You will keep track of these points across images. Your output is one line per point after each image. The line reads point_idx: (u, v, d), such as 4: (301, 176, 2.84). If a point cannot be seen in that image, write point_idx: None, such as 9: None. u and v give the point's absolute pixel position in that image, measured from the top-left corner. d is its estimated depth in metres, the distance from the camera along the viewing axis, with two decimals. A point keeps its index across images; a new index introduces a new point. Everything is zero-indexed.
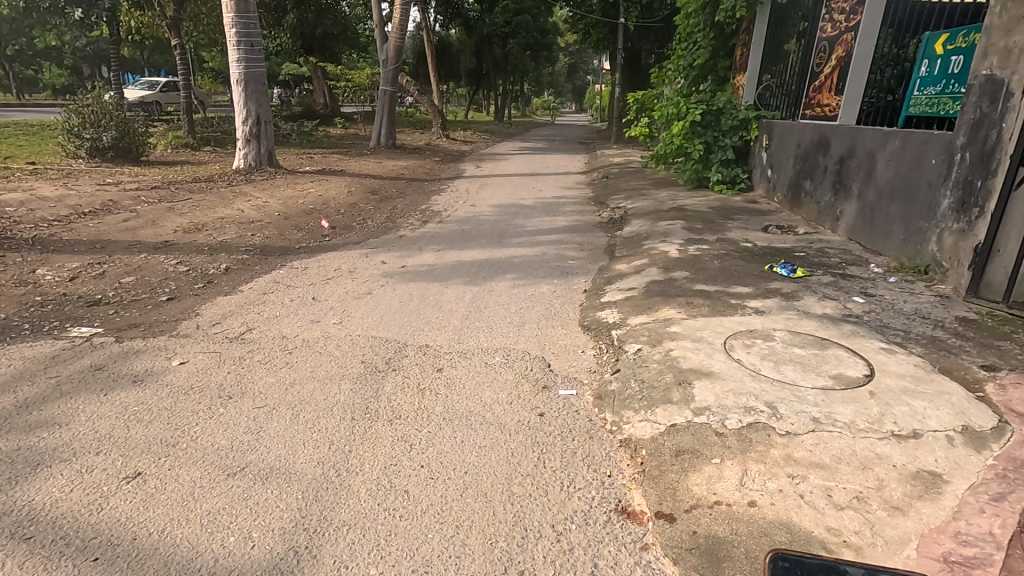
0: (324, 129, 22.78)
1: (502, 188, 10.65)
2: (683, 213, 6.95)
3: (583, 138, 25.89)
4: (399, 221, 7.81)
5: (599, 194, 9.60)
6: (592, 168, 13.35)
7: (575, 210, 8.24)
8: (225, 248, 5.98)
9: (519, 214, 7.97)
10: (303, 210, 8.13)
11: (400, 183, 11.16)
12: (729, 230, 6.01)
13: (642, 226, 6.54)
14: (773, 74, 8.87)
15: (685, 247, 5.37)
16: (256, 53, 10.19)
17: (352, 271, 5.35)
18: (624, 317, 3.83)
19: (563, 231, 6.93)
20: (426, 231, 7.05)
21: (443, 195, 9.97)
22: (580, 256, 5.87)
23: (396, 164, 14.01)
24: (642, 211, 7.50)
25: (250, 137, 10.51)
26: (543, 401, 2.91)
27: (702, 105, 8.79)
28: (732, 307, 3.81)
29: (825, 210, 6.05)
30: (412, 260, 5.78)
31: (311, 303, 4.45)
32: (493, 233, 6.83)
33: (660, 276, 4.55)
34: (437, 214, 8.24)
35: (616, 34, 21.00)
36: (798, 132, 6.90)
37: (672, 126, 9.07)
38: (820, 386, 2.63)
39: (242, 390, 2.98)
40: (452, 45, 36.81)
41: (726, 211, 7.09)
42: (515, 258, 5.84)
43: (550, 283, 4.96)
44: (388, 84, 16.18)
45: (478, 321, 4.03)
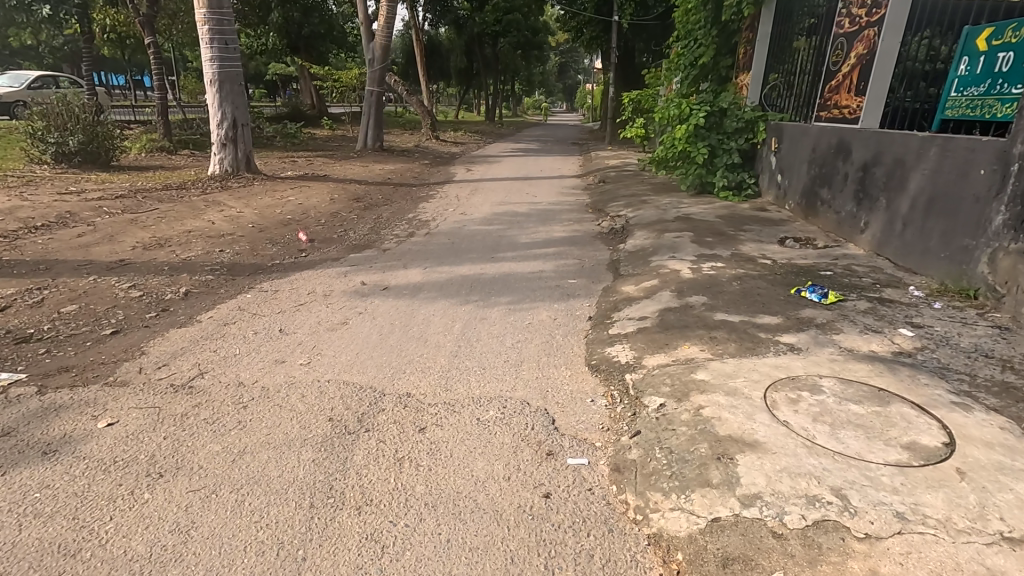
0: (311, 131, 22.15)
1: (494, 193, 10.10)
2: (690, 223, 6.44)
3: (576, 139, 25.44)
4: (384, 232, 7.26)
5: (596, 200, 9.08)
6: (588, 172, 12.84)
7: (573, 219, 7.71)
8: (188, 267, 5.39)
9: (513, 223, 7.44)
10: (280, 220, 7.55)
11: (387, 189, 10.59)
12: (743, 244, 5.50)
13: (647, 238, 6.02)
14: (781, 74, 8.41)
15: (697, 265, 4.86)
16: (231, 52, 9.57)
17: (328, 293, 4.80)
18: (638, 356, 3.30)
19: (560, 243, 6.41)
20: (412, 244, 6.50)
21: (431, 202, 9.42)
22: (581, 273, 5.34)
23: (383, 167, 13.43)
24: (645, 220, 6.98)
25: (225, 141, 9.90)
26: (548, 476, 2.38)
27: (705, 106, 8.29)
28: (762, 343, 3.30)
29: (846, 221, 5.57)
30: (396, 279, 5.23)
31: (278, 336, 3.89)
32: (485, 246, 6.30)
33: (674, 301, 4.03)
34: (424, 223, 7.69)
35: (610, 32, 20.54)
36: (813, 136, 6.41)
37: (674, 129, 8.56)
38: (894, 463, 2.11)
39: (176, 466, 2.42)
40: (441, 44, 36.23)
41: (735, 221, 6.59)
42: (509, 275, 5.30)
43: (549, 308, 4.43)
44: (375, 84, 15.58)
45: (469, 359, 3.49)
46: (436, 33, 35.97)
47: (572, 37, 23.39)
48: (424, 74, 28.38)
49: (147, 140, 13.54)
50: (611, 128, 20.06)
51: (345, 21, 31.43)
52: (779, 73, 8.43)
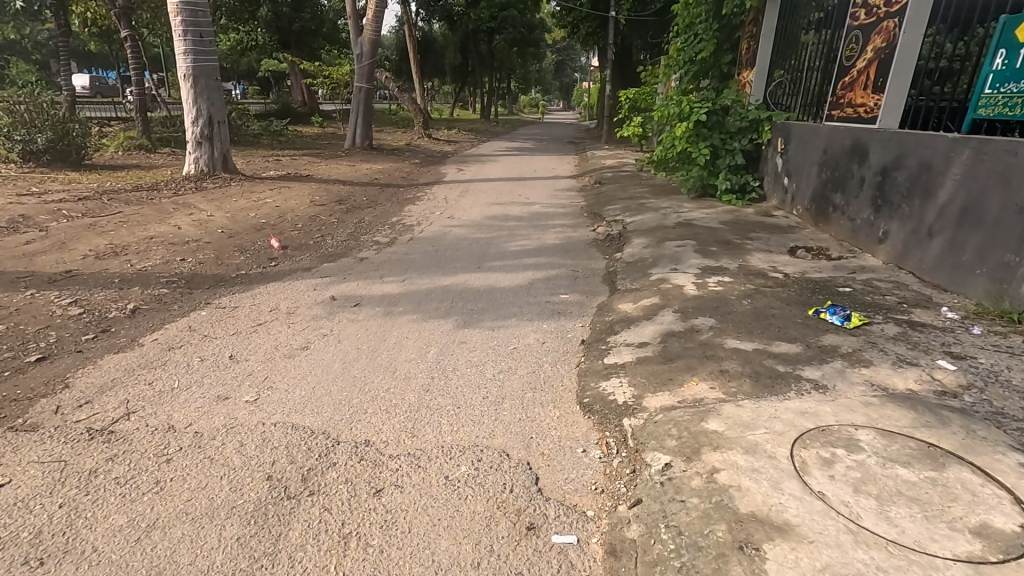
0: (300, 129, 21.60)
1: (484, 195, 9.62)
2: (692, 230, 5.98)
3: (572, 138, 25.03)
4: (365, 238, 6.79)
5: (592, 203, 8.62)
6: (584, 172, 12.38)
7: (567, 224, 7.25)
8: (142, 278, 4.90)
9: (502, 228, 6.97)
10: (253, 224, 7.07)
11: (372, 191, 10.09)
12: (751, 255, 5.05)
13: (646, 247, 5.56)
14: (786, 71, 7.97)
15: (701, 279, 4.40)
16: (207, 45, 9.07)
17: (292, 311, 4.32)
18: (637, 394, 2.84)
19: (552, 252, 5.94)
20: (393, 252, 6.02)
21: (418, 205, 8.94)
22: (574, 286, 4.87)
23: (371, 167, 12.93)
24: (643, 226, 6.52)
25: (201, 139, 9.39)
26: (528, 561, 1.91)
27: (707, 104, 7.83)
28: (781, 378, 2.84)
29: (861, 228, 5.13)
30: (371, 292, 4.76)
31: (227, 364, 3.42)
32: (471, 255, 5.83)
33: (677, 324, 3.58)
34: (408, 228, 7.22)
35: (607, 28, 20.11)
36: (824, 136, 5.97)
37: (674, 128, 8.10)
38: (965, 559, 1.66)
39: (65, 548, 1.95)
40: (436, 40, 35.72)
41: (741, 228, 6.13)
42: (495, 288, 4.84)
43: (538, 328, 3.97)
44: (364, 81, 15.07)
45: (442, 396, 3.03)
46: (430, 29, 35.43)
47: (568, 33, 22.95)
48: (417, 70, 27.88)
49: (124, 138, 13.00)
50: (607, 127, 19.62)
51: (337, 17, 30.86)
52: (784, 70, 7.99)
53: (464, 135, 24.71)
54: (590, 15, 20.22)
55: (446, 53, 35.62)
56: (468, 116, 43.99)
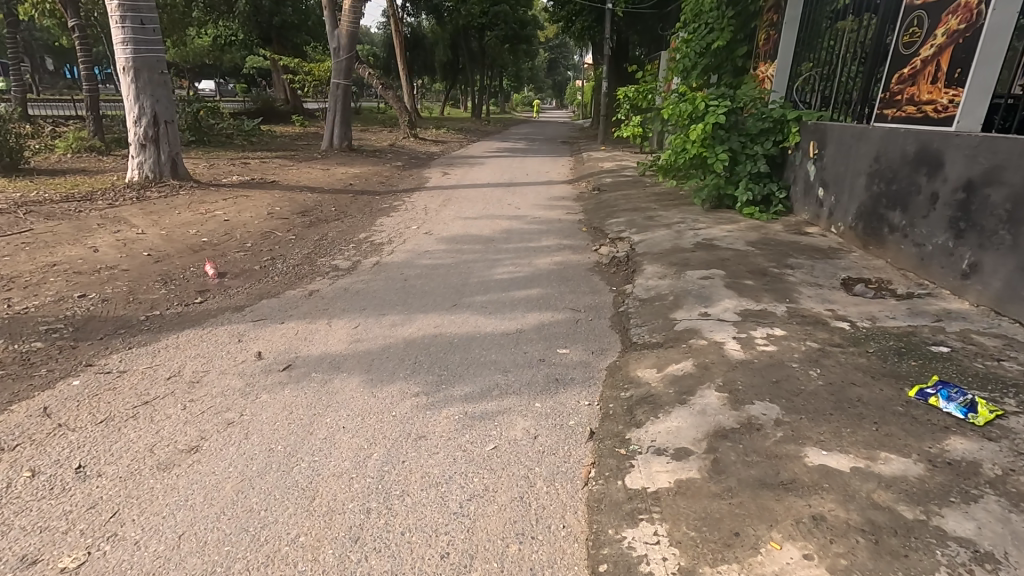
0: (279, 129, 20.40)
1: (469, 205, 8.50)
2: (717, 255, 4.90)
3: (567, 138, 23.98)
4: (322, 261, 5.68)
5: (591, 215, 7.53)
6: (580, 177, 11.31)
7: (562, 244, 6.17)
8: (13, 327, 3.77)
9: (485, 249, 5.87)
10: (191, 245, 5.94)
11: (343, 199, 8.97)
12: (798, 292, 3.99)
13: (663, 279, 4.48)
14: (815, 64, 6.92)
15: (744, 331, 3.33)
16: (150, 34, 7.93)
17: (198, 378, 3.21)
18: (685, 567, 1.77)
19: (546, 282, 4.85)
20: (351, 282, 4.93)
21: (392, 217, 7.84)
22: (575, 332, 3.79)
23: (347, 171, 11.79)
24: (655, 248, 5.45)
25: (144, 141, 8.22)
26: None
27: (724, 102, 6.77)
28: (915, 537, 1.77)
29: (934, 257, 4.10)
30: (312, 344, 3.67)
31: (66, 483, 2.31)
32: (445, 285, 4.75)
33: (726, 415, 2.50)
34: (376, 248, 6.12)
35: (603, 22, 18.98)
36: (876, 140, 4.92)
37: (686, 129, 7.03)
38: None
39: None
40: (425, 37, 34.53)
41: (774, 251, 5.07)
42: (474, 334, 3.74)
43: (527, 407, 2.87)
44: (341, 77, 13.89)
45: (376, 556, 1.94)
46: (419, 25, 34.23)
47: (562, 29, 21.90)
48: (404, 67, 26.71)
49: (74, 139, 11.80)
50: (604, 127, 18.52)
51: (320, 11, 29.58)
52: (813, 62, 6.93)
53: (453, 135, 23.56)
54: (585, 8, 19.14)
55: (436, 50, 34.46)
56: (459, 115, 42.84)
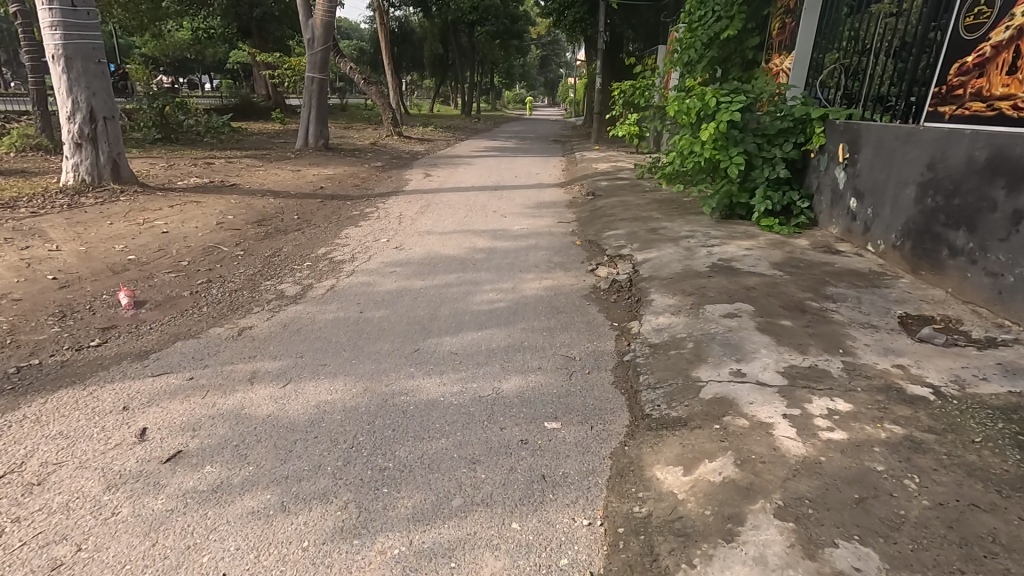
0: (256, 126, 19.39)
1: (449, 214, 7.59)
2: (740, 283, 4.05)
3: (559, 136, 23.12)
4: (266, 285, 4.77)
5: (586, 226, 6.66)
6: (573, 179, 10.46)
7: (553, 262, 5.29)
8: None
9: (461, 270, 4.98)
10: (113, 264, 5.01)
11: (309, 206, 8.05)
12: (852, 339, 3.13)
13: (677, 316, 3.61)
14: (841, 55, 6.07)
15: (797, 405, 2.46)
16: (84, 17, 6.97)
17: (40, 476, 2.30)
18: None
19: (533, 316, 3.98)
20: (294, 315, 4.02)
21: (362, 226, 6.94)
22: (568, 393, 2.92)
23: (318, 172, 10.84)
24: (663, 271, 4.58)
25: (79, 140, 7.23)
26: None
27: (738, 98, 5.92)
28: None
29: (1018, 291, 3.29)
30: (219, 412, 2.76)
31: None
32: (407, 320, 3.86)
33: (800, 572, 1.63)
34: (334, 268, 5.21)
35: (597, 14, 18.14)
36: (931, 144, 4.09)
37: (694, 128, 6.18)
38: None
39: None
40: (413, 31, 33.54)
41: (806, 276, 4.22)
42: (436, 399, 2.85)
43: (499, 532, 2.00)
44: (316, 70, 12.92)
45: None
46: (407, 19, 33.24)
47: (554, 22, 21.06)
48: (390, 62, 25.74)
49: (18, 136, 10.76)
50: (598, 124, 17.63)
51: None
52: (838, 53, 6.09)
53: (441, 133, 22.61)
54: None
55: (425, 45, 33.49)
56: (449, 112, 41.86)
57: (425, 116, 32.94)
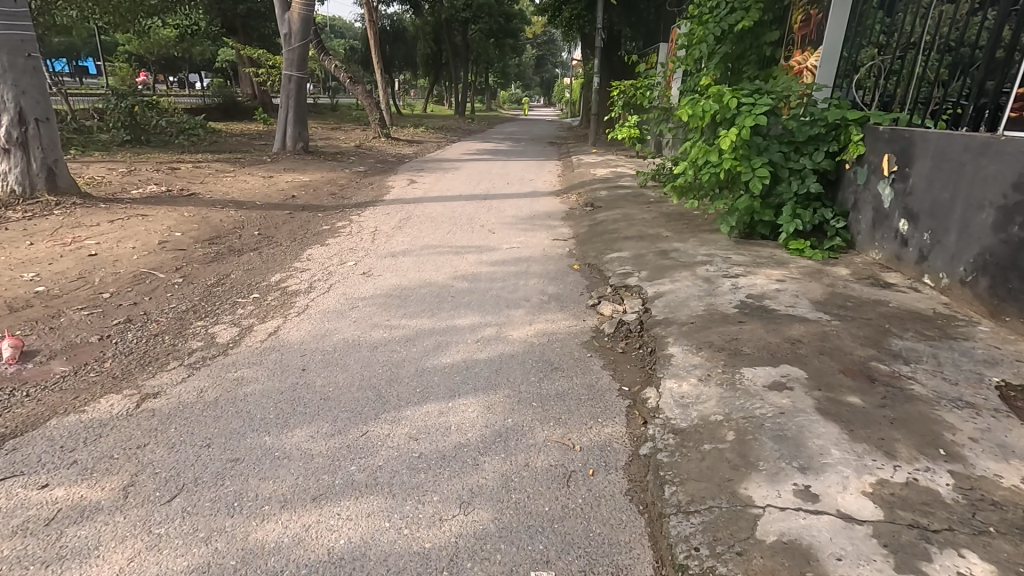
0: (236, 127, 18.47)
1: (430, 229, 6.74)
2: (780, 334, 3.22)
3: (555, 137, 22.28)
4: (197, 327, 3.92)
5: (585, 247, 5.83)
6: (570, 188, 9.63)
7: (547, 295, 4.46)
8: None
9: (435, 308, 4.14)
10: (12, 298, 4.14)
11: (274, 219, 7.17)
12: (950, 431, 2.30)
13: (706, 385, 2.78)
14: (880, 50, 5.26)
15: (909, 567, 1.63)
16: (10, 5, 6.10)
17: None
18: None
19: (519, 380, 3.14)
20: (215, 376, 3.17)
21: (328, 244, 6.08)
22: (566, 515, 2.09)
23: (293, 179, 9.97)
24: (680, 311, 3.76)
25: (7, 145, 6.33)
26: None
27: (761, 100, 5.11)
28: None
29: None
30: (58, 556, 1.90)
31: None
32: (358, 387, 3.02)
33: None
34: (285, 302, 4.36)
35: (594, 11, 17.32)
36: (1020, 158, 3.28)
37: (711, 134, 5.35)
38: None
39: None
40: (405, 29, 32.61)
41: (860, 323, 3.40)
42: (376, 529, 2.01)
43: None
44: (294, 68, 12.03)
45: None
46: (398, 17, 32.34)
47: (549, 19, 20.22)
48: (380, 60, 24.83)
49: None
50: (597, 126, 16.77)
51: None
52: (875, 48, 5.28)
53: (433, 134, 21.73)
54: None
55: (418, 43, 32.60)
56: (442, 112, 40.93)
57: (417, 116, 32.05)
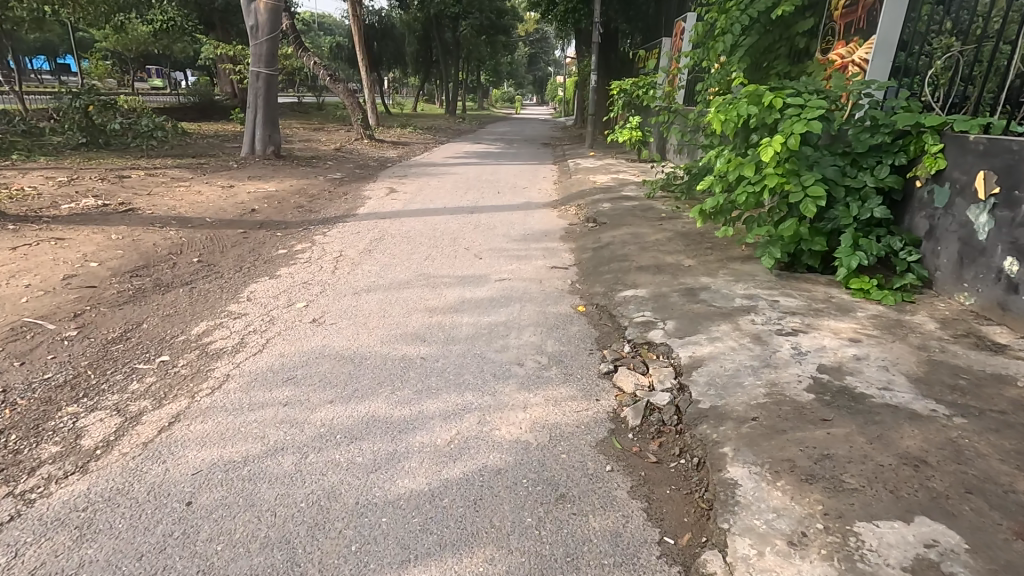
0: (210, 129, 17.33)
1: (405, 253, 5.69)
2: (891, 448, 2.20)
3: (549, 138, 21.26)
4: (63, 415, 2.83)
5: (591, 280, 4.78)
6: (568, 198, 8.61)
7: (546, 358, 3.41)
8: None
9: (397, 386, 3.09)
10: None
11: (221, 242, 6.09)
12: None
13: (806, 560, 1.74)
14: (958, 41, 4.25)
15: None
16: None
17: None
18: None
19: (507, 525, 2.10)
20: (48, 519, 2.10)
21: (278, 276, 5.01)
22: None
23: (256, 188, 8.88)
24: (732, 393, 2.72)
25: None
26: None
27: (814, 102, 4.09)
28: None
29: None
30: None
31: None
32: (259, 549, 1.97)
33: None
34: (199, 370, 3.29)
35: (591, 6, 16.34)
36: None
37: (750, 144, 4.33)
38: None
39: None
40: (394, 26, 31.50)
41: (997, 422, 2.38)
42: None
43: None
44: (261, 64, 10.90)
45: None
46: (386, 13, 31.23)
47: (543, 16, 19.21)
48: (365, 58, 23.72)
49: None
50: (593, 126, 15.79)
51: None
52: (952, 38, 4.27)
53: (420, 135, 20.65)
54: None
55: (406, 39, 31.52)
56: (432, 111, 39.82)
57: (407, 116, 30.87)
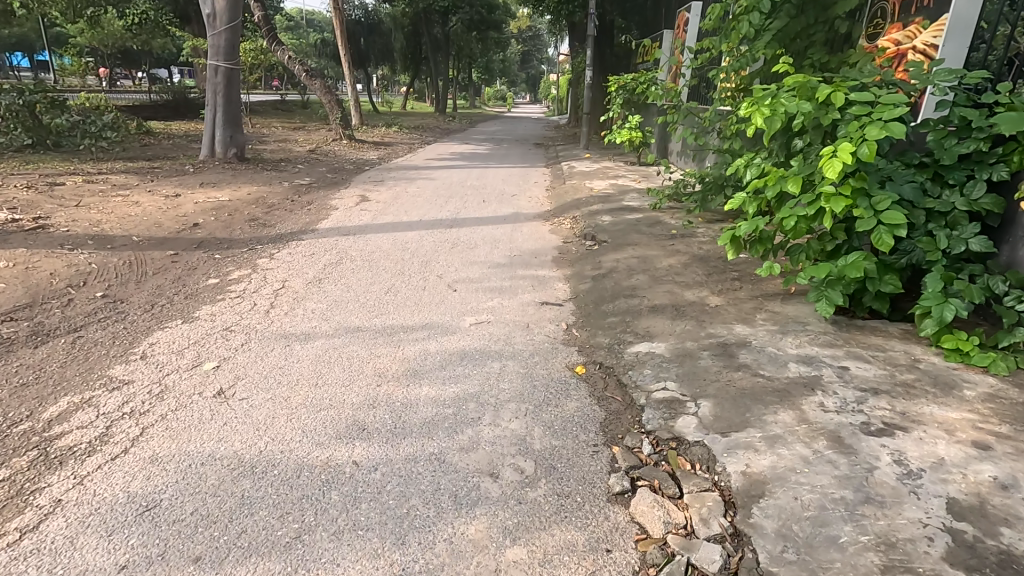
0: (178, 129, 16.13)
1: (363, 284, 4.64)
2: None
3: (541, 138, 20.25)
4: None
5: (592, 326, 3.75)
6: (562, 208, 7.59)
7: (532, 467, 2.38)
8: None
9: (304, 528, 2.05)
10: None
11: (140, 269, 5.00)
12: None
13: None
14: None
15: None
16: None
17: None
18: None
19: None
20: None
21: (192, 321, 3.92)
22: None
23: (207, 197, 7.79)
24: (828, 564, 1.70)
25: None
26: None
27: (889, 96, 3.05)
28: None
29: None
30: None
31: None
32: None
33: None
34: (15, 493, 2.21)
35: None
36: None
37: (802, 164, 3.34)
38: None
39: None
40: (380, 21, 30.32)
41: None
42: None
43: None
44: (220, 57, 9.84)
45: None
46: (372, 9, 30.08)
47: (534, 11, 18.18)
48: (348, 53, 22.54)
49: None
50: (588, 126, 14.80)
51: None
52: None
53: (405, 134, 19.58)
54: None
55: (393, 36, 30.36)
56: (421, 109, 38.70)
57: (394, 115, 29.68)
